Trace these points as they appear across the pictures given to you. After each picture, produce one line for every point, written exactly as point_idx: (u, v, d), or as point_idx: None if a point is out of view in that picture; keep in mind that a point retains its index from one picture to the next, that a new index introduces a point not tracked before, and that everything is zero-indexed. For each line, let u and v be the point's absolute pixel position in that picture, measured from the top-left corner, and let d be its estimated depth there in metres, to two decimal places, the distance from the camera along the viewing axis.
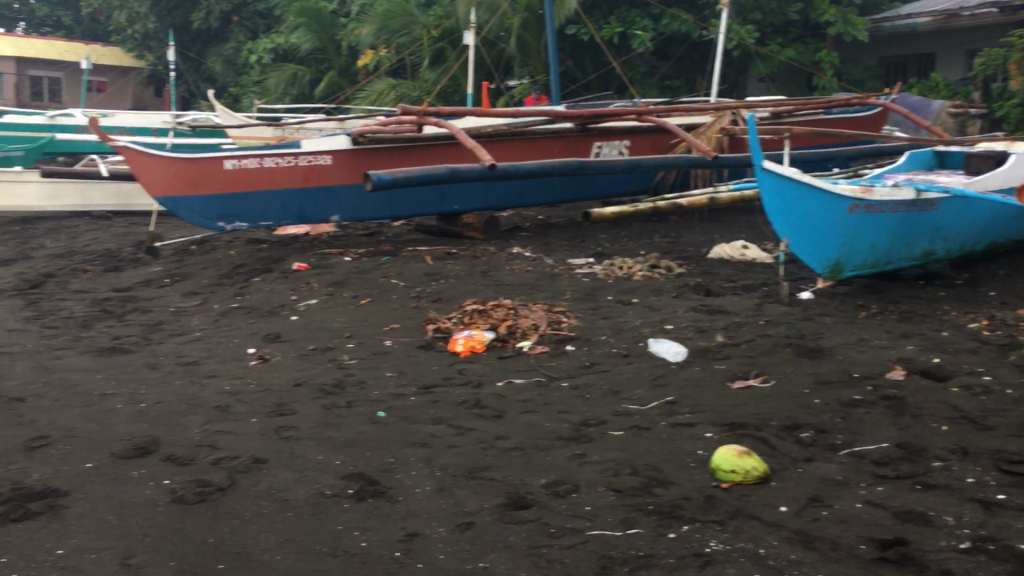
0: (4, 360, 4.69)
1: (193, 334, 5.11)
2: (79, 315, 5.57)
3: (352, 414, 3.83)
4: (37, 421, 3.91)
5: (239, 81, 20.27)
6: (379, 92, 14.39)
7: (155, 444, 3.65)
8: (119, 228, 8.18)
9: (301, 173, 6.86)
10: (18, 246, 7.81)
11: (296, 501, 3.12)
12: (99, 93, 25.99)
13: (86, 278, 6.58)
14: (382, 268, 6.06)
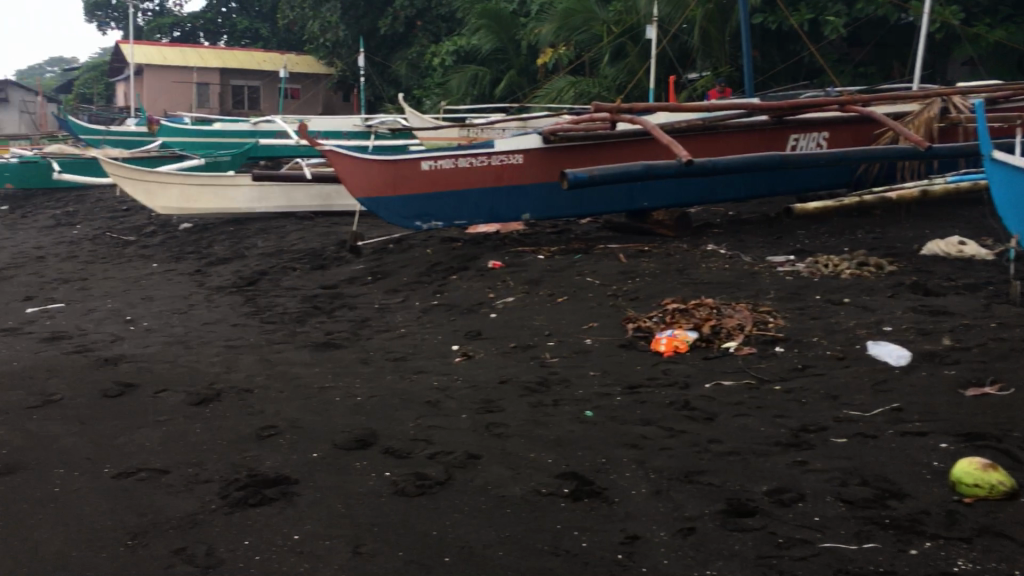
0: (231, 353, 5.01)
1: (398, 331, 5.28)
2: (292, 311, 5.88)
3: (560, 413, 3.85)
4: (264, 412, 4.15)
5: (422, 83, 20.91)
6: (560, 90, 14.47)
7: (373, 437, 3.79)
8: (322, 228, 8.59)
9: (494, 172, 6.96)
10: (233, 246, 8.35)
11: (513, 498, 3.15)
12: (293, 100, 27.50)
13: (295, 276, 6.94)
14: (577, 266, 6.07)
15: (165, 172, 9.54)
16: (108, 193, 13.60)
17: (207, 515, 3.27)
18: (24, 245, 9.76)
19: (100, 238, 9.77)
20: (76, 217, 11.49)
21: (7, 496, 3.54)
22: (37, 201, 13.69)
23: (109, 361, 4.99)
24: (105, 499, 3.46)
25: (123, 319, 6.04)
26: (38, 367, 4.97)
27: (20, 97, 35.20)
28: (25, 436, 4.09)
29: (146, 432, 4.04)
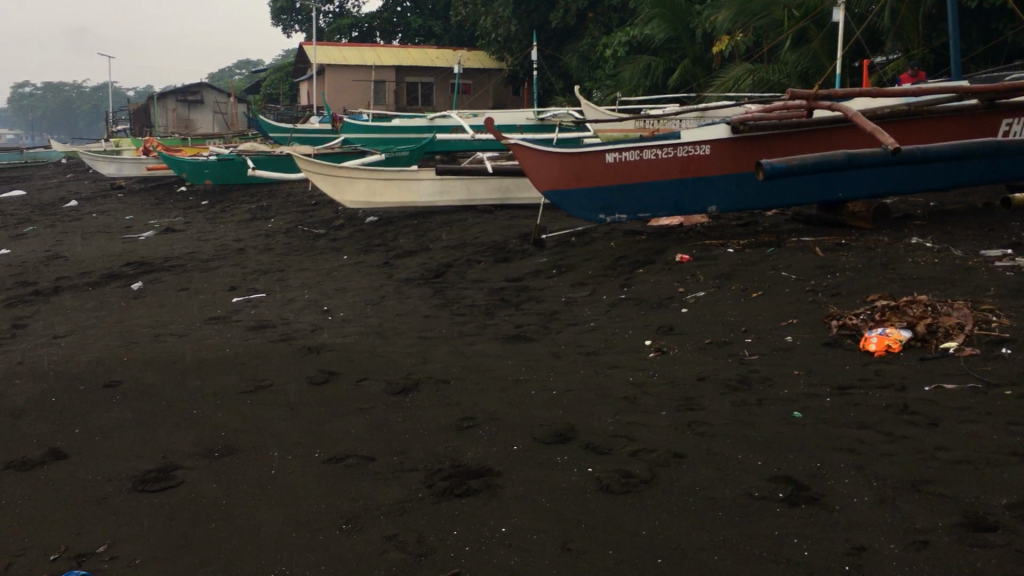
0: (425, 344, 5.12)
1: (588, 325, 5.25)
2: (481, 304, 5.95)
3: (765, 413, 3.70)
4: (462, 404, 4.21)
5: (594, 75, 20.81)
6: (738, 78, 14.04)
7: (572, 432, 3.76)
8: (503, 221, 8.67)
9: (680, 164, 6.81)
10: (418, 239, 8.56)
11: (723, 500, 3.05)
12: (465, 95, 28.04)
13: (480, 269, 7.03)
14: (770, 260, 5.85)
15: (351, 166, 9.89)
16: (297, 188, 14.28)
17: (415, 503, 3.34)
18: (226, 238, 10.37)
19: (293, 232, 10.25)
20: (270, 212, 12.12)
21: (230, 477, 3.74)
22: (233, 196, 14.54)
23: (312, 349, 5.20)
24: (318, 484, 3.60)
25: (320, 309, 6.29)
26: (248, 354, 5.24)
27: (214, 98, 37.56)
28: (241, 420, 4.32)
29: (352, 419, 4.18)
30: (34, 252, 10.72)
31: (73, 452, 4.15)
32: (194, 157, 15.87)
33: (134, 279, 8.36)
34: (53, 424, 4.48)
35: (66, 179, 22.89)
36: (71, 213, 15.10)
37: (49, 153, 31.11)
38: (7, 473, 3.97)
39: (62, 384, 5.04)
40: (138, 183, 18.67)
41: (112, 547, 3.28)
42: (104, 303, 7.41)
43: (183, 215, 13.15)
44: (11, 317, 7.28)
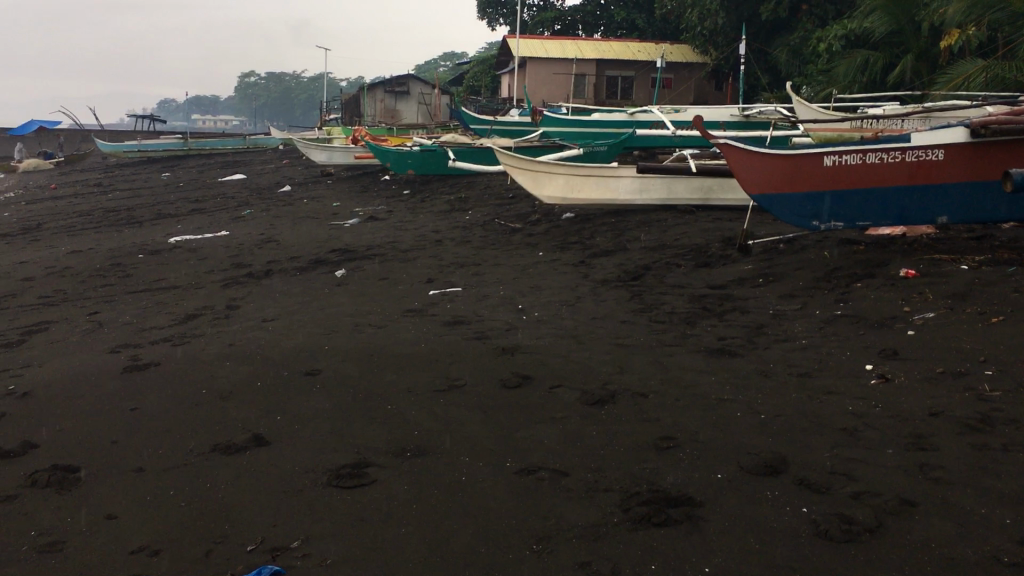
0: (622, 352, 4.90)
1: (799, 341, 4.86)
2: (681, 311, 5.66)
3: (1014, 462, 3.23)
4: (662, 421, 3.96)
5: (805, 69, 19.81)
6: (968, 76, 12.87)
7: (783, 464, 3.45)
8: (705, 223, 8.30)
9: (908, 171, 6.23)
10: (615, 239, 8.34)
11: (965, 563, 2.67)
12: (666, 89, 27.51)
13: (680, 273, 6.73)
14: (1011, 280, 5.23)
15: (549, 162, 9.76)
16: (495, 181, 14.38)
17: (611, 529, 3.14)
18: (426, 228, 10.54)
19: (490, 224, 10.28)
20: (468, 203, 12.24)
21: (422, 480, 3.68)
22: (434, 186, 14.83)
23: (506, 350, 5.10)
24: (509, 497, 3.47)
25: (515, 307, 6.20)
26: (443, 351, 5.21)
27: (419, 89, 38.81)
28: (434, 420, 4.27)
29: (546, 429, 4.03)
30: (250, 235, 11.31)
31: (274, 439, 4.23)
32: (399, 147, 16.33)
33: (338, 266, 8.60)
34: (257, 409, 4.60)
35: (282, 164, 24.21)
36: (285, 197, 15.91)
37: (269, 139, 33.06)
38: (213, 456, 4.09)
39: (267, 369, 5.20)
40: (346, 171, 19.45)
41: (305, 543, 3.28)
42: (310, 289, 7.65)
43: (387, 203, 13.53)
44: (226, 297, 7.66)
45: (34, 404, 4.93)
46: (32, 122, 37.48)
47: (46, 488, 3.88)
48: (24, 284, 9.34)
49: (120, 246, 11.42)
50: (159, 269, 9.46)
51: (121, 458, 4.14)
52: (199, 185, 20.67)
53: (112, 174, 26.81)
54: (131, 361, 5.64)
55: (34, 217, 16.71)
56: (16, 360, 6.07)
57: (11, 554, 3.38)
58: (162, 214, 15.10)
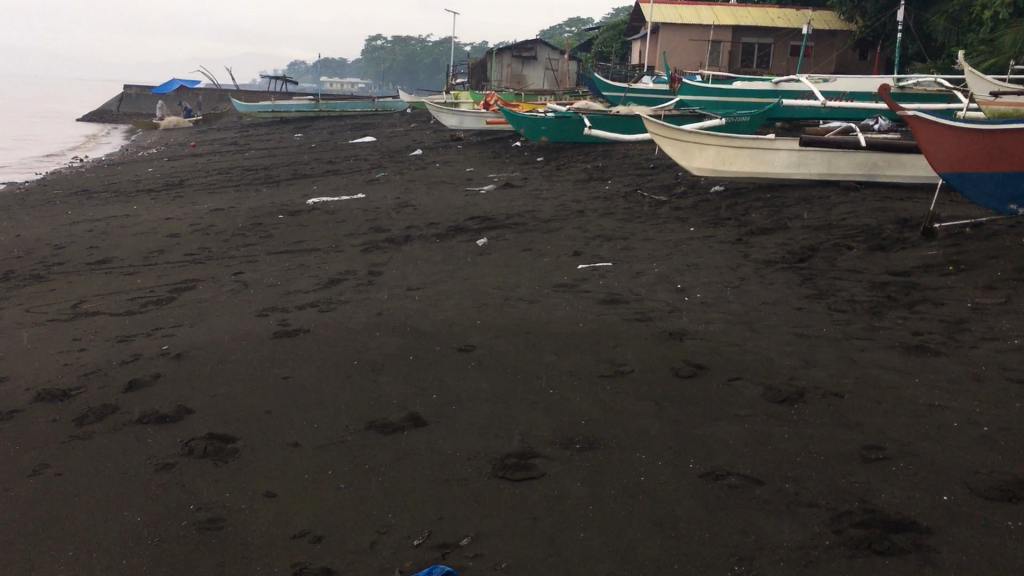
0: (804, 343, 4.47)
1: (1010, 340, 4.31)
2: (863, 299, 5.16)
3: None
4: (863, 427, 3.53)
5: (964, 38, 18.48)
6: None
7: (1022, 489, 2.98)
8: (874, 203, 7.68)
9: None
10: (773, 216, 7.81)
11: None
12: (808, 58, 26.28)
13: (854, 257, 6.19)
14: None
15: (701, 133, 9.24)
16: (633, 151, 13.86)
17: (823, 552, 2.76)
18: (565, 198, 10.20)
19: (633, 195, 9.85)
20: (607, 173, 11.82)
21: (594, 478, 3.37)
22: (569, 154, 14.44)
23: (674, 335, 4.72)
24: (697, 505, 3.12)
25: (674, 286, 5.81)
26: (604, 331, 4.89)
27: (547, 55, 38.28)
28: (600, 409, 3.95)
29: (730, 427, 3.66)
30: (386, 199, 11.20)
31: (432, 419, 4.00)
32: (534, 113, 15.99)
33: (479, 235, 8.36)
34: (411, 386, 4.38)
35: (411, 128, 24.22)
36: (416, 161, 15.80)
37: (396, 102, 33.18)
38: (370, 435, 3.88)
39: (418, 342, 4.98)
40: (477, 136, 19.22)
41: (476, 541, 3.01)
42: (452, 258, 7.43)
43: (521, 170, 13.23)
44: (367, 263, 7.51)
45: (186, 367, 4.85)
46: (172, 80, 38.77)
47: (201, 459, 3.75)
48: (170, 240, 9.48)
49: (259, 205, 11.49)
50: (299, 231, 9.43)
51: (276, 430, 3.98)
52: (332, 146, 20.85)
53: (248, 133, 27.42)
54: (280, 326, 5.51)
55: (176, 174, 17.14)
56: (166, 319, 6.05)
57: (169, 530, 3.23)
58: (298, 174, 15.22)
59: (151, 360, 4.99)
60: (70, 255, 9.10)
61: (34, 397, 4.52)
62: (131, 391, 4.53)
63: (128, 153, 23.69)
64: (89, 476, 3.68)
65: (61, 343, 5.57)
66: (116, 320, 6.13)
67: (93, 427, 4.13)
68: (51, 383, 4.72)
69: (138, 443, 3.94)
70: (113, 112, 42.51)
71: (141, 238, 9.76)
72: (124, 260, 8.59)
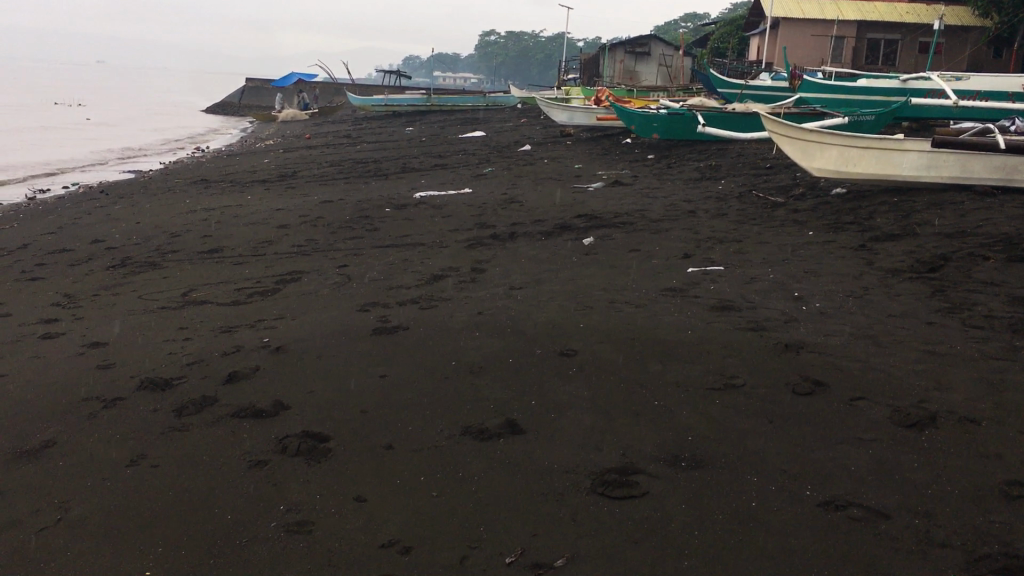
0: (935, 361, 4.12)
1: None
2: (1001, 315, 4.75)
3: None
4: (1003, 459, 3.20)
5: None
6: None
7: None
8: (1013, 211, 7.15)
9: None
10: (899, 222, 7.35)
11: None
12: (938, 55, 25.07)
13: (991, 267, 5.74)
14: None
15: (819, 130, 8.86)
16: (748, 149, 13.38)
17: None
18: (676, 197, 9.88)
19: (748, 196, 9.47)
20: (721, 172, 11.43)
21: (701, 501, 3.13)
22: (681, 152, 14.06)
23: (790, 347, 4.43)
24: (815, 537, 2.86)
25: (791, 294, 5.50)
26: (715, 341, 4.63)
27: (661, 51, 37.73)
28: (710, 425, 3.70)
29: (852, 451, 3.37)
30: (493, 194, 11.10)
31: (530, 427, 3.83)
32: (646, 109, 15.69)
33: (586, 233, 8.15)
34: (509, 391, 4.22)
35: (521, 123, 24.12)
36: (525, 156, 15.67)
37: (507, 97, 33.19)
38: (465, 441, 3.74)
39: (519, 344, 4.82)
40: (586, 132, 18.95)
41: (571, 563, 2.82)
42: (557, 257, 7.25)
43: (631, 168, 12.93)
44: (471, 260, 7.41)
45: (287, 361, 4.82)
46: (292, 74, 39.72)
47: (295, 457, 3.68)
48: (280, 231, 9.60)
49: (367, 198, 11.55)
50: (405, 225, 9.40)
51: (371, 430, 3.89)
52: (442, 140, 20.91)
53: (361, 126, 27.83)
54: (380, 322, 5.44)
55: (290, 165, 17.50)
56: (270, 310, 6.07)
57: (259, 530, 3.16)
58: (407, 168, 15.28)
59: (253, 352, 4.98)
60: (185, 243, 9.29)
61: (137, 385, 4.56)
62: (231, 384, 4.52)
63: (247, 144, 24.30)
64: (184, 468, 3.65)
65: (169, 331, 5.64)
66: (222, 309, 6.19)
67: (192, 419, 4.11)
68: (155, 372, 4.75)
69: (233, 438, 3.90)
70: (235, 104, 43.87)
71: (252, 228, 9.91)
72: (235, 250, 8.72)
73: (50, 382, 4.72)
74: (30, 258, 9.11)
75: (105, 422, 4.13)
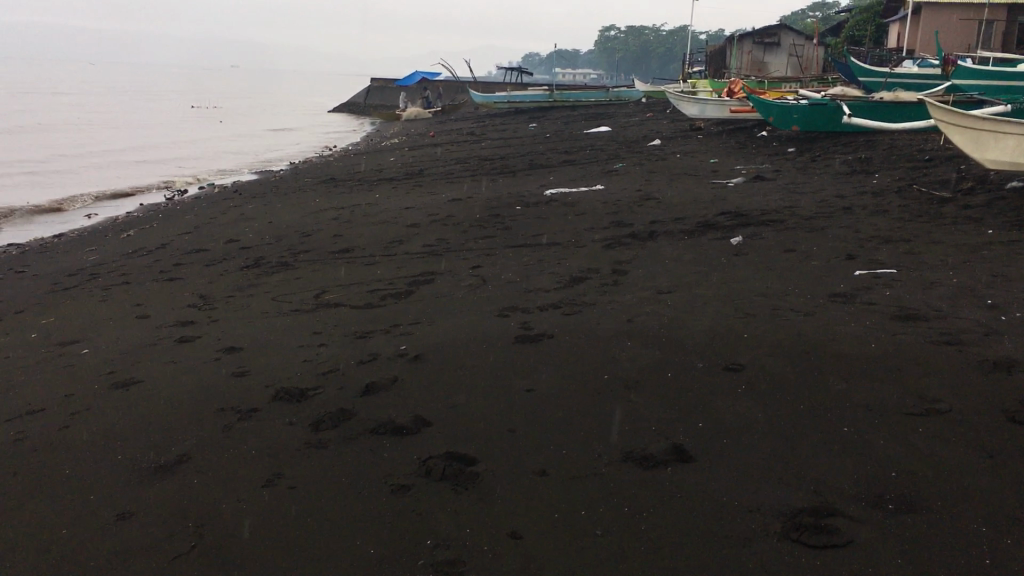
0: None
1: None
2: None
3: None
4: None
5: None
6: None
7: None
8: None
9: None
10: None
11: None
12: None
13: None
14: None
15: (995, 117, 8.17)
16: (899, 140, 12.50)
17: None
18: (826, 192, 9.21)
19: (908, 190, 8.71)
20: (872, 165, 10.64)
21: (920, 554, 2.63)
22: (824, 144, 13.27)
23: (998, 366, 3.84)
24: None
25: (983, 301, 4.86)
26: (904, 357, 4.08)
27: (792, 41, 36.49)
28: (917, 458, 3.18)
29: None
30: (626, 191, 10.63)
31: (701, 454, 3.39)
32: (785, 100, 14.95)
33: (732, 232, 7.61)
34: (670, 409, 3.79)
35: (647, 117, 23.48)
36: (656, 151, 15.12)
37: (632, 91, 32.56)
38: (629, 469, 3.33)
39: (677, 356, 4.38)
40: (718, 125, 18.22)
41: None
42: (704, 257, 6.76)
43: (771, 162, 12.24)
44: (610, 260, 6.99)
45: (426, 371, 4.52)
46: (415, 73, 40.04)
47: (440, 482, 3.35)
48: (410, 230, 9.41)
49: (496, 196, 11.26)
50: (537, 223, 9.05)
51: (523, 452, 3.53)
52: (567, 136, 20.51)
53: (484, 123, 27.73)
54: (522, 329, 5.09)
55: (416, 163, 17.43)
56: (404, 314, 5.81)
57: (405, 567, 2.83)
58: (534, 164, 14.97)
59: (390, 361, 4.71)
60: (316, 243, 9.20)
61: (273, 396, 4.33)
62: (368, 395, 4.24)
63: (374, 142, 24.51)
64: (324, 490, 3.38)
65: (303, 335, 5.44)
66: (357, 313, 5.96)
67: (329, 434, 3.84)
68: (291, 381, 4.53)
69: (374, 457, 3.60)
70: (362, 105, 44.64)
71: (382, 227, 9.75)
72: (365, 249, 8.55)
73: (185, 389, 4.56)
74: (167, 258, 9.18)
75: (240, 437, 3.90)
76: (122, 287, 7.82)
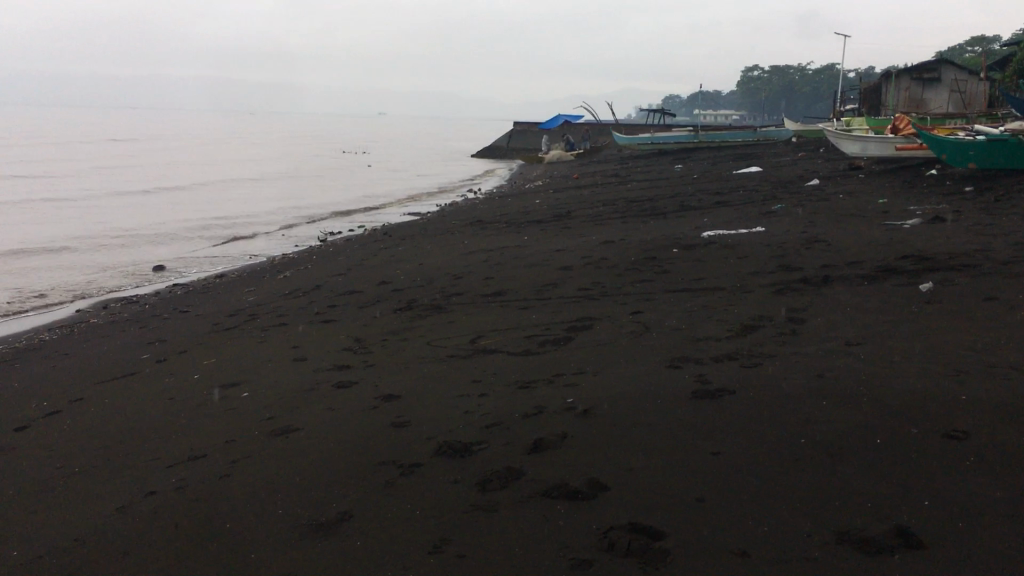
0: None
1: None
2: None
3: None
4: None
5: None
6: None
7: None
8: None
9: None
10: None
11: None
12: None
13: None
14: None
15: None
16: None
17: None
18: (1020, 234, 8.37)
19: None
20: None
21: None
22: (1006, 182, 12.26)
23: None
24: None
25: None
26: None
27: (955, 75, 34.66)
28: None
29: None
30: (789, 232, 10.03)
31: (932, 539, 2.89)
32: (960, 136, 14.00)
33: (917, 277, 6.96)
34: (884, 483, 3.29)
35: (800, 157, 22.61)
36: (815, 191, 14.39)
37: (781, 131, 31.57)
38: (848, 553, 2.86)
39: (882, 420, 3.86)
40: (881, 163, 17.26)
41: None
42: (891, 305, 6.15)
43: (947, 201, 11.39)
44: (784, 307, 6.48)
45: (596, 427, 4.16)
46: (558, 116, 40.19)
47: (625, 559, 2.97)
48: (563, 273, 9.12)
49: (649, 238, 10.84)
50: (697, 267, 8.58)
51: (716, 528, 3.11)
52: (717, 176, 19.90)
53: (628, 165, 27.38)
54: (698, 382, 4.67)
55: (563, 205, 17.25)
56: (566, 363, 5.48)
57: None
58: (686, 205, 14.49)
59: (557, 415, 4.37)
60: (467, 286, 9.03)
61: (435, 450, 4.07)
62: (536, 453, 3.91)
63: (518, 185, 24.55)
64: (495, 560, 3.05)
65: (462, 383, 5.19)
66: (515, 360, 5.67)
67: (497, 497, 3.52)
68: (453, 434, 4.26)
69: (546, 524, 3.26)
70: (505, 148, 45.09)
71: (534, 270, 9.49)
72: (519, 293, 8.30)
73: (344, 440, 4.36)
74: (322, 300, 9.21)
75: (403, 495, 3.64)
76: (279, 329, 7.83)
